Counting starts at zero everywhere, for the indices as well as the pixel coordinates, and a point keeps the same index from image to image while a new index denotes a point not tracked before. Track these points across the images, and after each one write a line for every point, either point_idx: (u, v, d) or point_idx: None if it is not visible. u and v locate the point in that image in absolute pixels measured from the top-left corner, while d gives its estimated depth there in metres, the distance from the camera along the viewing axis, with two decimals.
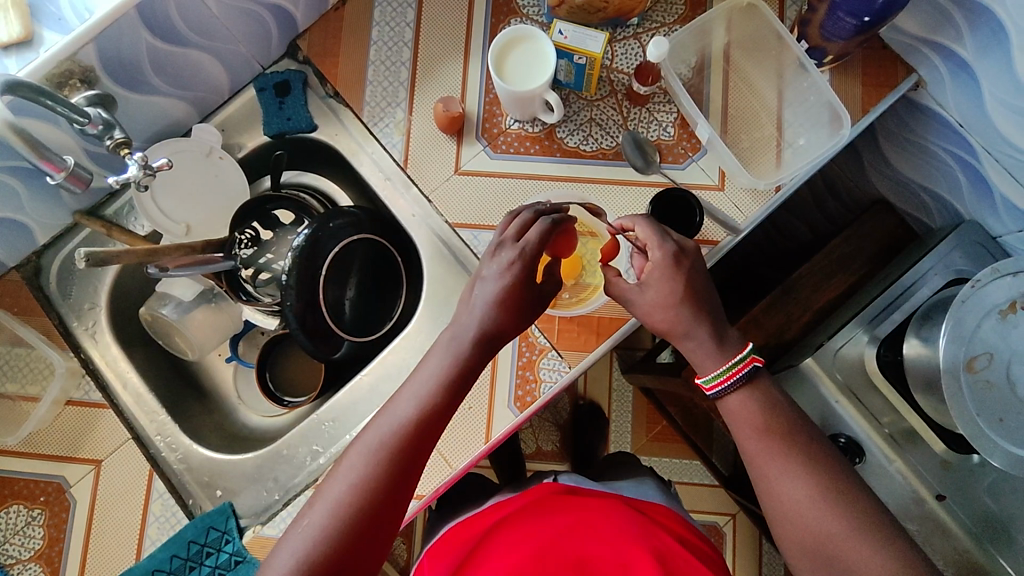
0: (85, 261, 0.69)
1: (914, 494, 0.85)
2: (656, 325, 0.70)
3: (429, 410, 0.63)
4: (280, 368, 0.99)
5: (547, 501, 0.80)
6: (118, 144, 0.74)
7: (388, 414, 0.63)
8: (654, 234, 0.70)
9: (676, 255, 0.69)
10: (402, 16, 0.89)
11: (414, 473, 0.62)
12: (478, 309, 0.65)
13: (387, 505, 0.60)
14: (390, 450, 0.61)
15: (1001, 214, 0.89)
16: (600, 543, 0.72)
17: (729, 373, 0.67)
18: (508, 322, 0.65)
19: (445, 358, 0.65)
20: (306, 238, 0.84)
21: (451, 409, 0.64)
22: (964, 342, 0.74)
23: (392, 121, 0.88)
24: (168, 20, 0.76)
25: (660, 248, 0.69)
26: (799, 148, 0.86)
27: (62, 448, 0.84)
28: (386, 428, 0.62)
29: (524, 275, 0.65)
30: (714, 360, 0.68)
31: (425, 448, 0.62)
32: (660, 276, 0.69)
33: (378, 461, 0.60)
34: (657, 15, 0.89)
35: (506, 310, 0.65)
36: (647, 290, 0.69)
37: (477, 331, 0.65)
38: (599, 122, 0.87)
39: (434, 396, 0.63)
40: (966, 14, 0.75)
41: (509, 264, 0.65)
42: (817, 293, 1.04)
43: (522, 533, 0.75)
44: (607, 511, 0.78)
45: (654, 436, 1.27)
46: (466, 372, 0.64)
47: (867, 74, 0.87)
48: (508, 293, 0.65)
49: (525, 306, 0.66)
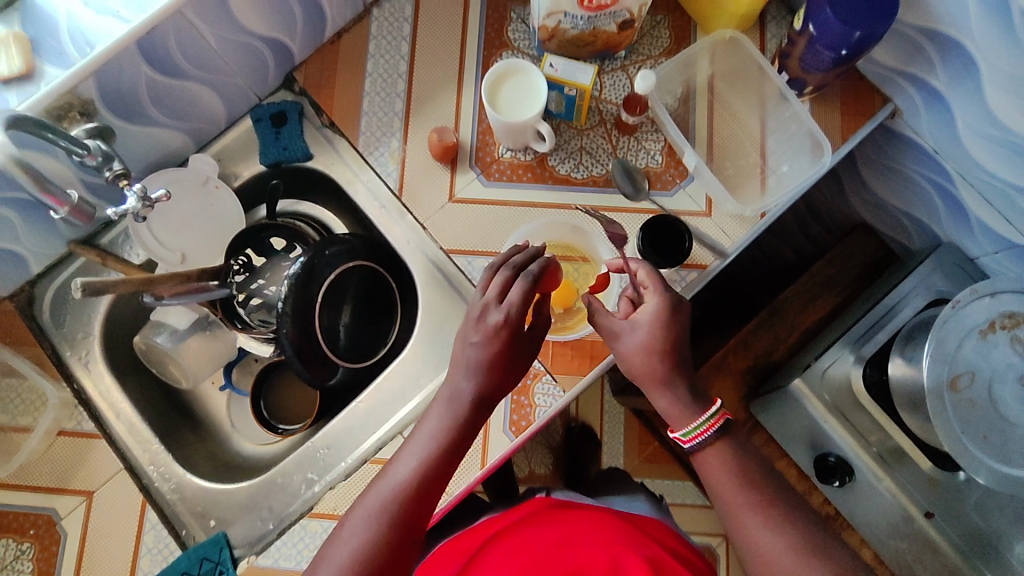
0: (81, 291, 0.69)
1: (903, 511, 0.90)
2: (638, 370, 0.70)
3: (427, 473, 0.64)
4: (273, 397, 0.99)
5: (543, 513, 0.81)
6: (117, 176, 0.75)
7: (387, 479, 0.64)
8: (658, 282, 0.72)
9: (673, 305, 0.70)
10: (396, 49, 0.92)
11: (412, 541, 0.62)
12: (469, 373, 0.66)
13: (389, 572, 0.60)
14: (387, 522, 0.61)
15: (978, 238, 0.92)
16: (597, 545, 0.73)
17: (705, 427, 0.68)
18: (501, 383, 0.66)
19: (442, 422, 0.66)
20: (302, 265, 0.85)
21: (448, 470, 0.65)
22: (946, 361, 0.77)
23: (386, 150, 0.90)
24: (168, 55, 0.77)
25: (660, 295, 0.71)
26: (782, 175, 0.89)
27: (52, 480, 0.83)
28: (385, 493, 0.63)
29: (509, 337, 0.65)
30: (691, 413, 0.68)
31: (423, 514, 0.63)
32: (652, 321, 0.70)
33: (377, 528, 0.60)
34: (643, 49, 0.93)
35: (497, 373, 0.65)
36: (637, 331, 0.70)
37: (469, 394, 0.65)
38: (589, 150, 0.89)
39: (433, 460, 0.64)
40: (937, 48, 0.79)
41: (496, 328, 0.65)
42: (803, 315, 1.07)
43: (520, 541, 0.76)
44: (600, 521, 0.79)
45: (647, 458, 1.28)
46: (461, 434, 0.65)
47: (845, 104, 0.92)
48: (498, 358, 0.65)
49: (513, 368, 0.67)
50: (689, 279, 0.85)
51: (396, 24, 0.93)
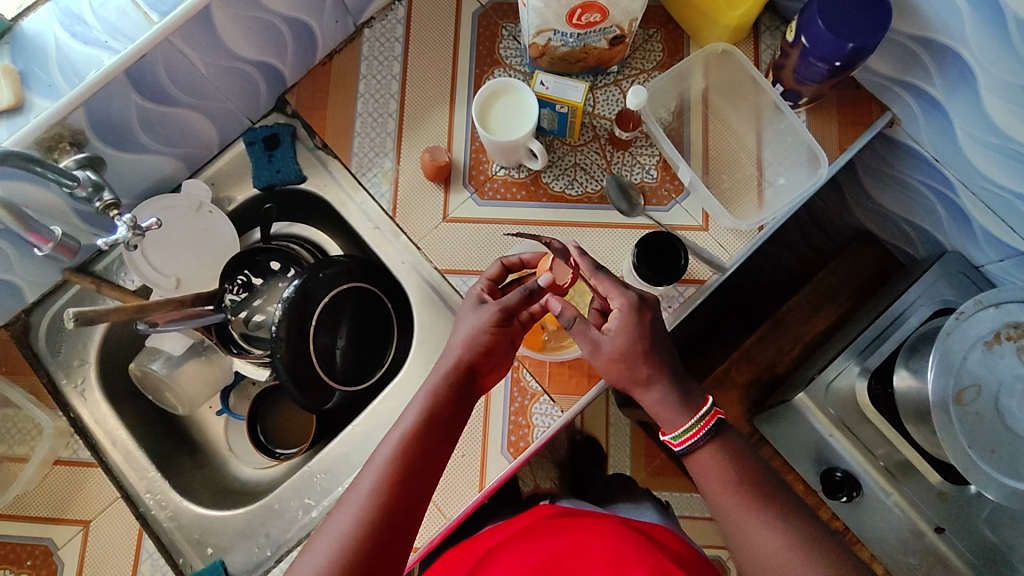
0: (73, 321, 0.69)
1: (912, 527, 0.90)
2: (621, 376, 0.70)
3: (427, 426, 0.66)
4: (271, 421, 0.97)
5: (543, 521, 0.80)
6: (107, 207, 0.76)
7: (391, 433, 0.66)
8: (613, 285, 0.70)
9: (637, 305, 0.68)
10: (388, 68, 0.92)
11: (420, 487, 0.64)
12: (459, 343, 0.71)
13: (402, 512, 0.61)
14: (395, 465, 0.63)
15: (982, 245, 0.90)
16: (594, 557, 0.72)
17: (697, 429, 0.67)
18: (490, 350, 0.71)
19: (436, 381, 0.69)
20: (295, 289, 0.84)
21: (449, 424, 0.68)
22: (952, 374, 0.75)
23: (379, 171, 0.90)
24: (157, 83, 0.77)
25: (622, 296, 0.69)
26: (779, 187, 0.88)
27: (48, 510, 0.83)
28: (389, 444, 0.65)
29: (502, 316, 0.71)
30: (680, 417, 0.68)
31: (425, 469, 0.64)
32: (620, 326, 0.68)
33: (385, 472, 0.63)
34: (636, 63, 0.92)
35: (486, 341, 0.70)
36: (608, 339, 0.69)
37: (457, 360, 0.70)
38: (583, 166, 0.89)
39: (430, 412, 0.67)
40: (933, 57, 0.78)
41: (488, 309, 0.71)
42: (808, 325, 1.07)
43: (519, 552, 0.76)
44: (603, 530, 0.77)
45: (655, 472, 1.17)
46: (455, 392, 0.69)
47: (842, 112, 0.91)
48: (486, 329, 0.70)
49: (503, 343, 0.71)
50: (687, 294, 0.84)
51: (387, 44, 0.92)
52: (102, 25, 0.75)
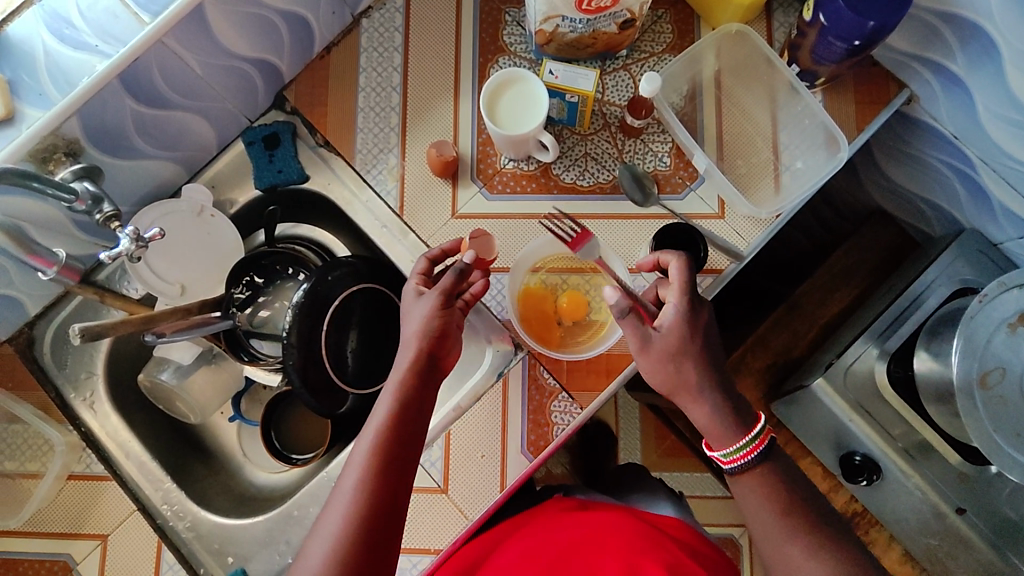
0: (79, 337, 0.68)
1: (933, 509, 0.89)
2: (672, 382, 0.68)
3: (401, 417, 0.64)
4: (284, 427, 0.95)
5: (555, 513, 0.80)
6: (107, 219, 0.75)
7: (367, 427, 0.65)
8: (680, 282, 0.69)
9: (693, 308, 0.69)
10: (389, 60, 0.88)
11: (405, 478, 0.63)
12: (411, 333, 0.68)
13: (388, 507, 0.61)
14: (375, 462, 0.62)
15: (1001, 222, 0.88)
16: (611, 541, 0.72)
17: (748, 449, 0.66)
18: (443, 336, 0.68)
19: (399, 370, 0.67)
20: (304, 292, 0.83)
21: (422, 412, 0.66)
22: (977, 358, 0.74)
23: (384, 167, 0.87)
24: (151, 85, 0.74)
25: (681, 296, 0.69)
26: (796, 172, 0.86)
27: (65, 525, 0.82)
28: (368, 439, 0.63)
29: (444, 302, 0.68)
30: (731, 436, 0.67)
31: (405, 459, 0.64)
32: (674, 323, 0.68)
33: (367, 469, 0.61)
34: (645, 45, 0.89)
35: (435, 330, 0.67)
36: (659, 333, 0.68)
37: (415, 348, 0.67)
38: (594, 156, 0.86)
39: (402, 403, 0.65)
40: (955, 31, 0.75)
41: (432, 297, 0.68)
42: (822, 309, 1.04)
43: (537, 541, 0.76)
44: (618, 519, 0.76)
45: (664, 452, 1.17)
46: (420, 381, 0.66)
47: (859, 91, 0.86)
48: (433, 317, 0.67)
49: (453, 327, 0.69)
50: (705, 284, 0.82)
51: (387, 34, 0.89)
52: (90, 28, 0.71)
